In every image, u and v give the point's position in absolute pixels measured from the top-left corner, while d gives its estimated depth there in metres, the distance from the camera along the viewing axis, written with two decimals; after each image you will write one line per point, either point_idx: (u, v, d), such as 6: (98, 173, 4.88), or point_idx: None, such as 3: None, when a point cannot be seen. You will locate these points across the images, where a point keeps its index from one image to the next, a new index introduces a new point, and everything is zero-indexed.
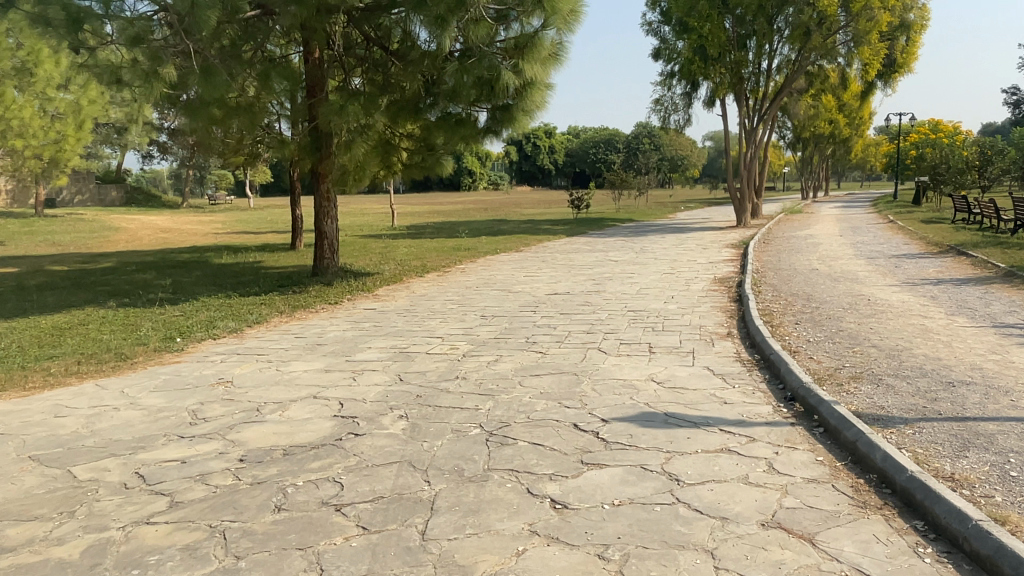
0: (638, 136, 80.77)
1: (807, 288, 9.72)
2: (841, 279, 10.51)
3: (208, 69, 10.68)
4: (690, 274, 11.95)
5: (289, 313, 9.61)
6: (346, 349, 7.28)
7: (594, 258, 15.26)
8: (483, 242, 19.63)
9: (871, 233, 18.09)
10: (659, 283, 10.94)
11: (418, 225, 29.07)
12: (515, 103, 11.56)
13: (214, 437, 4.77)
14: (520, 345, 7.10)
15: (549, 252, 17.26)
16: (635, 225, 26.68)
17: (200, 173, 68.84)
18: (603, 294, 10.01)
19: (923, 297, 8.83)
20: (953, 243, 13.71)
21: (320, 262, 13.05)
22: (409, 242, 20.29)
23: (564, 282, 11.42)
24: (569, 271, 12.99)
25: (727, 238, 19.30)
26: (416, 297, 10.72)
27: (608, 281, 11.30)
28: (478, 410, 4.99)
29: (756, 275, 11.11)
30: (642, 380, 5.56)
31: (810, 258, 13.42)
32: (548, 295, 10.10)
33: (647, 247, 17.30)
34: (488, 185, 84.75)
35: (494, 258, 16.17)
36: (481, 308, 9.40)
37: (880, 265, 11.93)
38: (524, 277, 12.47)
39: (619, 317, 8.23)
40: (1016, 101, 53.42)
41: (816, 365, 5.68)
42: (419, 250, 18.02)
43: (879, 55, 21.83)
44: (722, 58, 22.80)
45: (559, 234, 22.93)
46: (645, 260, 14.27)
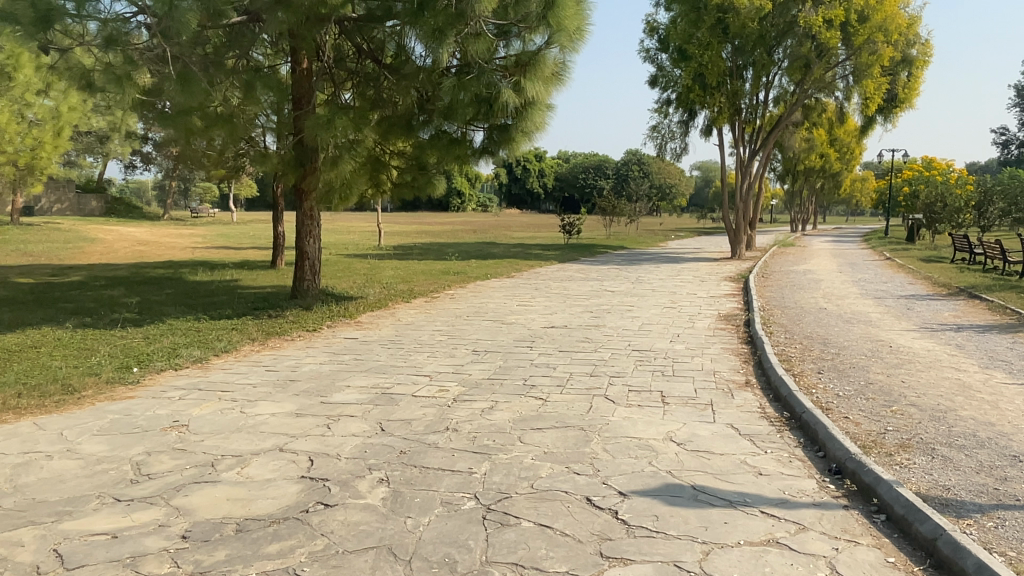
0: (627, 163, 81.00)
1: (821, 330, 9.08)
2: (854, 321, 9.88)
3: (186, 77, 9.99)
4: (692, 309, 11.30)
5: (261, 342, 8.84)
6: (321, 387, 6.52)
7: (589, 287, 14.60)
8: (472, 266, 18.93)
9: (872, 270, 17.63)
10: (660, 319, 10.26)
11: (405, 245, 28.37)
12: (513, 123, 10.94)
13: (156, 502, 4.01)
14: (516, 389, 6.36)
15: (541, 279, 16.59)
16: (627, 253, 26.15)
17: (185, 185, 67.93)
18: (603, 329, 9.32)
19: (949, 344, 8.20)
20: (963, 285, 13.19)
21: (300, 282, 12.24)
22: (396, 264, 19.56)
23: (559, 315, 10.73)
24: (564, 301, 12.30)
25: (724, 269, 18.76)
26: (402, 326, 9.98)
27: (606, 315, 10.63)
28: (471, 475, 4.24)
29: (764, 313, 10.47)
30: (659, 440, 4.84)
31: (816, 295, 12.82)
32: (544, 329, 9.40)
33: (643, 277, 16.69)
34: (476, 206, 84.40)
35: (484, 284, 15.46)
36: (472, 341, 8.67)
37: (891, 306, 11.37)
38: (517, 306, 11.76)
39: (624, 358, 7.52)
40: (1004, 140, 54.11)
41: (857, 429, 4.98)
42: (406, 273, 17.28)
43: (880, 90, 21.46)
44: (720, 87, 22.39)
45: (550, 260, 22.32)
46: (643, 292, 13.63)
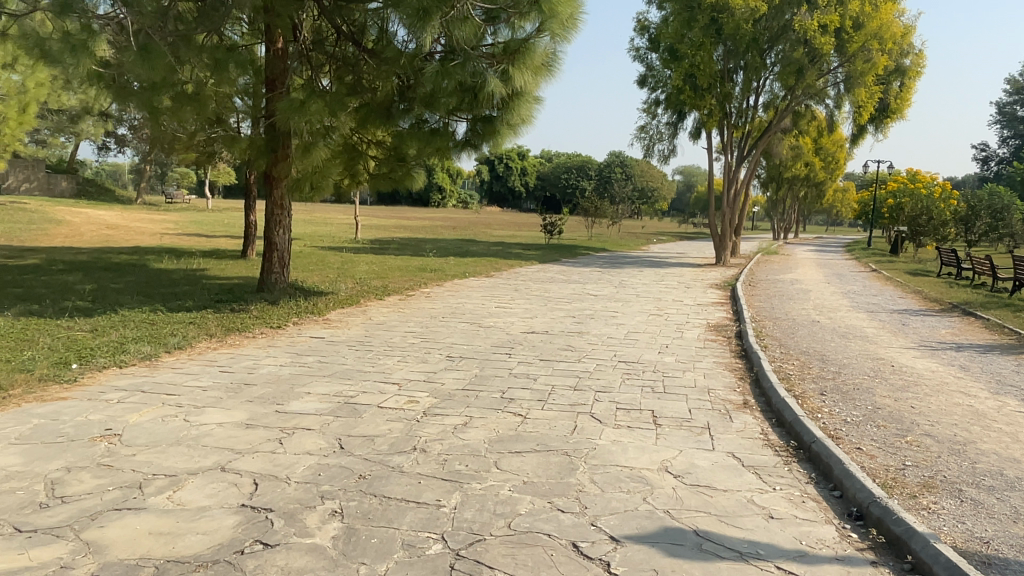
0: (610, 165, 80.85)
1: (817, 346, 8.59)
2: (849, 337, 9.42)
3: (147, 48, 9.35)
4: (679, 317, 10.80)
5: (219, 339, 8.17)
6: (277, 395, 5.88)
7: (572, 290, 14.06)
8: (451, 263, 18.31)
9: (859, 282, 17.29)
10: (646, 327, 9.75)
11: (383, 240, 27.69)
12: (498, 115, 10.36)
13: (63, 535, 3.39)
14: (492, 403, 5.77)
15: (522, 279, 16.04)
16: (609, 255, 25.69)
17: (160, 170, 66.45)
18: (588, 337, 8.76)
19: (953, 365, 7.75)
20: (956, 300, 12.85)
21: (267, 275, 11.54)
22: (372, 259, 18.92)
23: (541, 319, 10.17)
24: (546, 304, 11.74)
25: (709, 276, 18.31)
26: (373, 325, 9.36)
27: (591, 321, 10.09)
28: (440, 509, 3.67)
29: (755, 324, 10.00)
30: (654, 471, 4.29)
31: (805, 307, 12.40)
32: (525, 334, 8.83)
33: (626, 281, 16.19)
34: (457, 202, 83.89)
35: (462, 282, 14.88)
36: (447, 345, 8.08)
37: (884, 321, 10.95)
38: (496, 308, 11.19)
39: (612, 370, 6.98)
40: (985, 156, 54.88)
41: (872, 464, 4.48)
42: (382, 268, 16.62)
43: (872, 100, 21.16)
44: (711, 89, 21.96)
45: (531, 260, 21.79)
46: (627, 296, 13.12)
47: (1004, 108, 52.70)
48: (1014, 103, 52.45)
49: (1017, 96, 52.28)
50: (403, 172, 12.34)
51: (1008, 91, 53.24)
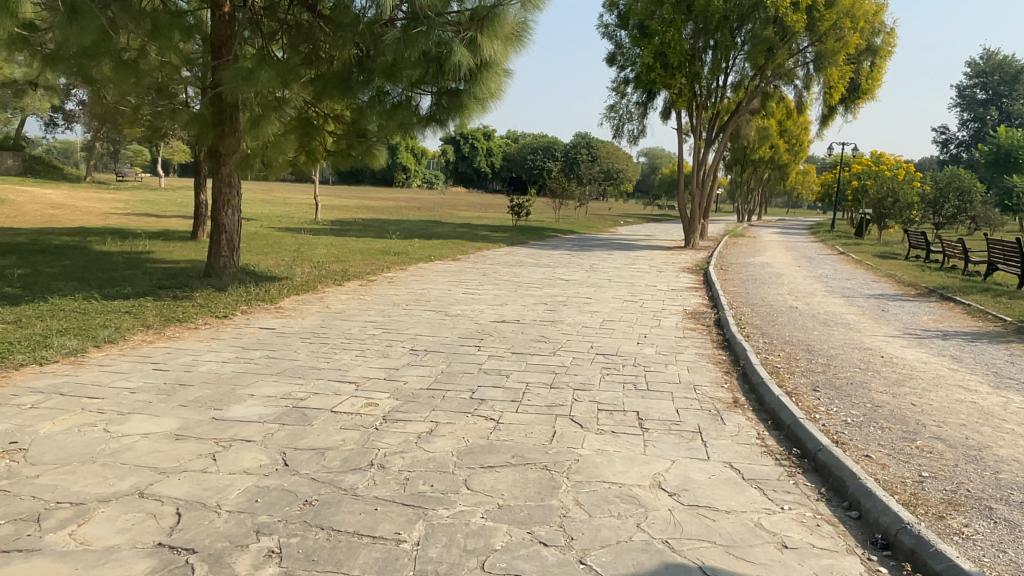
0: (576, 146, 80.31)
1: (800, 334, 8.17)
2: (831, 323, 9.02)
3: (75, 7, 8.37)
4: (654, 303, 10.32)
5: (157, 331, 7.42)
6: (216, 398, 5.21)
7: (541, 274, 13.50)
8: (414, 246, 17.60)
9: (831, 265, 17.05)
10: (621, 314, 9.24)
11: (344, 221, 26.77)
12: (465, 88, 9.70)
13: None
14: (459, 404, 5.18)
15: (488, 263, 15.42)
16: (577, 237, 25.19)
17: (112, 147, 63.99)
18: (561, 327, 8.21)
19: (944, 355, 7.39)
20: (933, 284, 12.61)
21: (215, 258, 10.73)
22: (332, 240, 18.12)
23: (510, 306, 9.59)
24: (515, 290, 11.15)
25: (680, 259, 17.92)
26: (330, 314, 8.69)
27: (563, 308, 9.55)
28: (400, 546, 3.07)
29: (734, 311, 9.55)
30: (647, 488, 3.74)
31: (782, 292, 12.02)
32: (494, 324, 8.24)
33: (597, 265, 15.69)
34: (422, 183, 82.81)
35: (426, 266, 14.22)
36: (410, 336, 7.46)
37: (863, 307, 10.62)
38: (462, 294, 10.57)
39: (590, 365, 6.43)
40: (945, 139, 55.78)
41: (887, 476, 4.01)
42: (342, 251, 15.84)
43: (843, 80, 20.81)
44: (682, 68, 21.46)
45: (498, 242, 21.18)
46: (599, 281, 12.62)
47: (965, 91, 53.44)
48: (974, 87, 53.20)
49: (977, 80, 53.03)
50: (362, 150, 11.58)
51: (967, 75, 54.00)
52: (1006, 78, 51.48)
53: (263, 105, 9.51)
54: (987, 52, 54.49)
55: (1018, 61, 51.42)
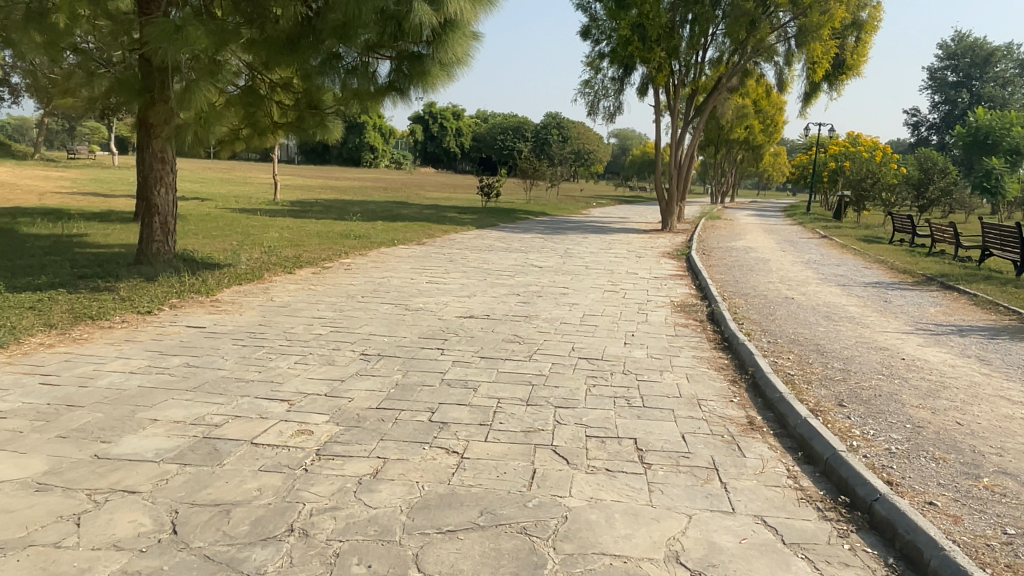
0: (546, 125, 79.12)
1: (806, 332, 7.28)
2: (835, 318, 8.17)
3: None
4: (638, 294, 9.39)
5: (61, 331, 6.29)
6: (106, 426, 4.12)
7: (513, 261, 12.49)
8: (377, 229, 16.50)
9: (816, 251, 16.29)
10: (604, 308, 8.29)
11: (304, 201, 25.44)
12: (429, 54, 8.64)
13: None
14: (414, 431, 4.17)
15: (456, 248, 14.36)
16: (549, 219, 24.24)
17: (66, 124, 61.50)
18: (538, 324, 7.23)
19: (969, 356, 6.54)
20: (929, 272, 11.86)
21: (147, 243, 9.53)
22: (289, 223, 16.93)
23: (479, 298, 8.59)
24: (484, 279, 10.14)
25: (658, 243, 17.10)
26: (273, 309, 7.61)
27: (538, 301, 8.56)
28: None
29: (727, 303, 8.65)
30: (662, 565, 2.78)
31: (772, 280, 11.18)
32: (461, 321, 7.22)
33: (572, 249, 14.72)
34: (390, 163, 81.35)
35: (388, 251, 13.14)
36: (363, 336, 6.41)
37: (862, 297, 9.81)
38: (427, 284, 9.55)
39: (574, 373, 5.45)
40: (915, 121, 55.84)
41: (965, 536, 3.09)
42: (298, 235, 14.65)
43: (827, 56, 19.49)
44: (661, 42, 20.43)
45: (467, 225, 20.14)
46: (575, 268, 11.68)
47: (936, 74, 53.29)
48: (945, 68, 53.09)
49: (949, 62, 52.89)
50: (315, 123, 10.42)
51: (939, 56, 53.86)
52: (976, 61, 51.37)
53: (197, 71, 8.31)
54: (958, 33, 54.32)
55: (989, 44, 51.34)
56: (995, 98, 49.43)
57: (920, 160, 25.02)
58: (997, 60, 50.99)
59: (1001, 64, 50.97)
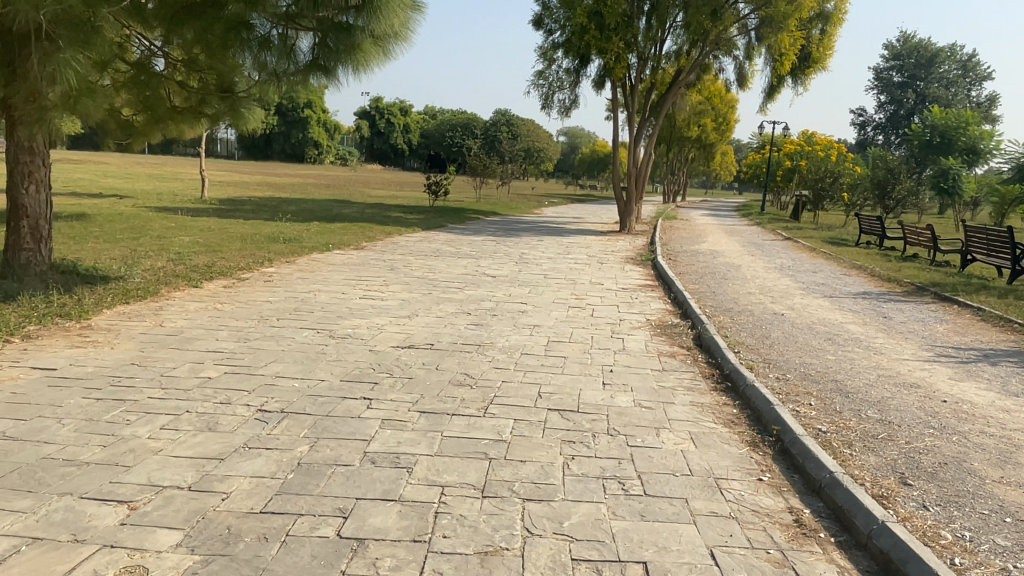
0: (496, 122, 77.77)
1: (815, 362, 6.06)
2: (840, 342, 6.99)
3: None
4: (608, 310, 8.11)
5: None
6: None
7: (462, 268, 11.09)
8: (310, 230, 14.89)
9: (784, 254, 15.35)
10: (571, 331, 6.96)
11: (236, 199, 23.60)
12: (360, 26, 7.29)
13: None
14: (310, 562, 2.71)
15: (399, 253, 12.90)
16: (500, 220, 22.91)
17: None
18: (496, 356, 5.84)
19: (1019, 393, 5.37)
20: (918, 279, 10.88)
21: (15, 253, 7.82)
22: (212, 224, 15.20)
23: (421, 319, 7.17)
24: (429, 293, 8.73)
25: (618, 246, 15.93)
26: (159, 338, 6.05)
27: (491, 322, 7.17)
28: None
29: (712, 324, 7.40)
30: None
31: (752, 291, 10.03)
32: (397, 354, 5.78)
33: (527, 254, 13.40)
34: (335, 159, 79.13)
35: (320, 257, 11.60)
36: (268, 381, 4.92)
37: (857, 312, 8.70)
38: (360, 300, 8.10)
39: (546, 437, 4.05)
40: (862, 122, 56.52)
41: None
42: (218, 238, 12.98)
43: (794, 48, 18.46)
44: (619, 30, 19.18)
45: (413, 225, 18.67)
46: (532, 277, 10.35)
47: (882, 73, 53.79)
48: (890, 69, 53.71)
49: (894, 62, 53.47)
50: (225, 109, 8.91)
51: (885, 57, 54.45)
52: (921, 61, 52.05)
53: (67, 40, 6.63)
54: (904, 34, 54.98)
55: (933, 44, 52.06)
56: (940, 99, 50.21)
57: (879, 159, 24.39)
58: (941, 60, 51.75)
59: (945, 65, 51.81)
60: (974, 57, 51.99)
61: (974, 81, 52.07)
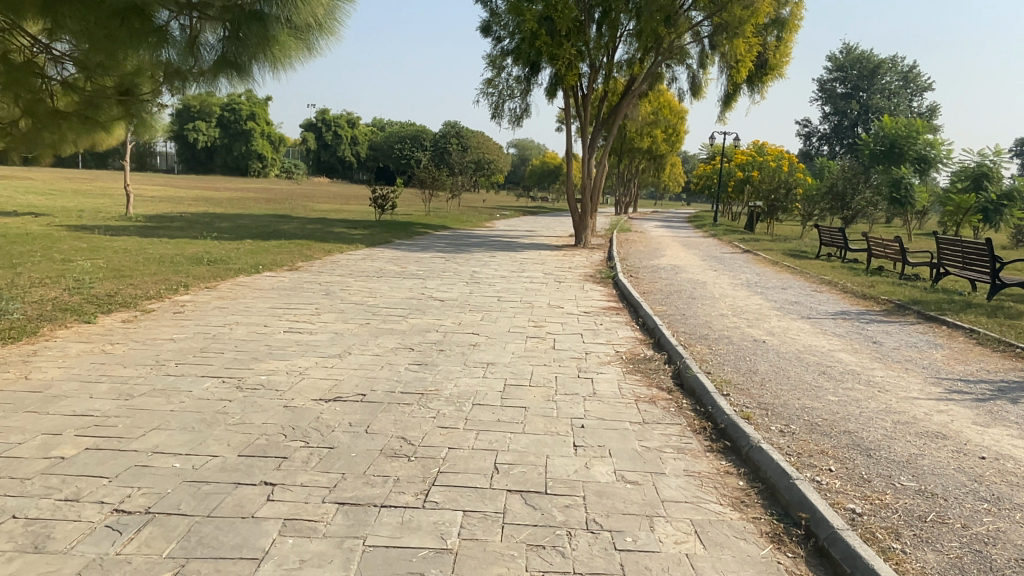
0: (445, 133, 76.77)
1: (820, 405, 5.15)
2: (837, 376, 6.12)
3: None
4: (571, 341, 7.13)
5: None
6: None
7: (407, 291, 9.99)
8: (241, 250, 13.59)
9: (748, 268, 14.68)
10: (531, 369, 5.94)
11: (165, 216, 22.02)
12: (274, 15, 6.22)
13: None
14: None
15: (337, 273, 11.74)
16: (450, 234, 21.85)
17: None
18: (441, 409, 4.76)
19: None
20: (898, 296, 10.21)
21: None
22: (131, 244, 13.79)
23: (353, 359, 6.07)
24: (366, 324, 7.61)
25: (575, 262, 15.04)
26: (17, 398, 4.81)
27: (437, 361, 6.09)
28: None
29: (692, 357, 6.46)
30: None
31: (725, 312, 9.18)
32: (318, 412, 4.65)
33: (478, 273, 12.36)
34: (280, 171, 77.30)
35: (247, 281, 10.36)
36: (139, 464, 3.75)
37: (842, 336, 7.89)
38: (284, 335, 6.94)
39: (505, 542, 3.01)
40: (808, 132, 57.40)
41: None
42: (133, 261, 11.61)
43: (751, 54, 17.91)
44: (571, 36, 18.41)
45: (356, 241, 17.48)
46: (485, 300, 9.32)
47: (826, 85, 54.60)
48: (834, 81, 54.57)
49: (837, 73, 54.30)
50: (124, 113, 7.73)
51: (829, 68, 55.31)
52: (864, 73, 52.97)
53: None
54: (847, 46, 55.94)
55: (874, 56, 53.06)
56: (884, 110, 51.11)
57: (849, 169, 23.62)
58: (883, 71, 52.77)
59: (887, 76, 52.84)
60: (914, 68, 53.21)
61: (915, 92, 53.23)
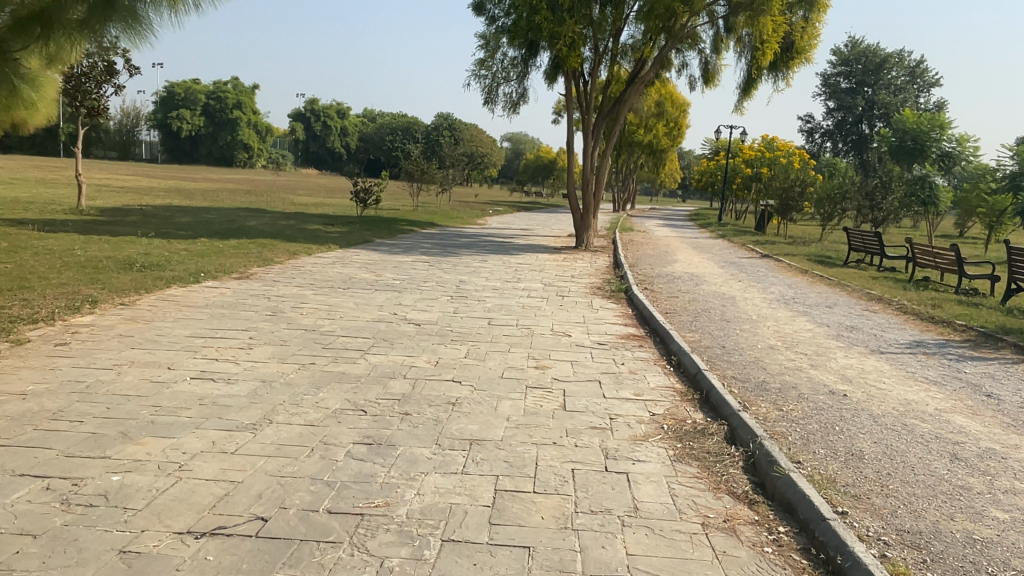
0: (437, 125, 74.56)
1: (998, 539, 3.22)
2: (981, 463, 4.17)
3: None
4: (587, 394, 5.18)
5: None
6: None
7: (375, 310, 8.02)
8: (188, 252, 11.58)
9: (775, 277, 12.77)
10: (534, 454, 3.99)
11: (123, 209, 19.87)
12: None
13: None
14: None
15: (296, 283, 9.77)
16: (437, 232, 19.87)
17: None
18: (388, 559, 2.80)
19: None
20: (979, 321, 8.32)
21: None
22: (60, 244, 11.74)
23: (270, 434, 4.10)
24: (309, 364, 5.65)
25: (577, 268, 13.11)
26: None
27: (396, 439, 4.12)
28: None
29: (763, 429, 4.51)
30: None
31: (774, 343, 7.24)
32: (172, 569, 2.68)
33: (465, 283, 10.39)
34: (267, 163, 74.87)
35: (178, 293, 8.39)
36: None
37: (940, 384, 5.99)
38: (187, 385, 4.95)
39: None
40: (810, 128, 55.76)
41: None
42: (47, 265, 9.59)
43: (777, 34, 15.96)
44: (574, 12, 16.33)
45: (330, 240, 15.51)
46: (471, 325, 7.37)
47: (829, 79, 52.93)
48: (838, 75, 52.71)
49: (842, 67, 52.43)
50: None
51: (834, 62, 53.39)
52: (869, 67, 51.17)
53: None
54: (852, 39, 54.10)
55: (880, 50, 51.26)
56: (891, 105, 49.33)
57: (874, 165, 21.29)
58: (889, 66, 51.02)
59: (892, 70, 51.11)
60: (920, 64, 51.61)
61: (921, 87, 51.60)
